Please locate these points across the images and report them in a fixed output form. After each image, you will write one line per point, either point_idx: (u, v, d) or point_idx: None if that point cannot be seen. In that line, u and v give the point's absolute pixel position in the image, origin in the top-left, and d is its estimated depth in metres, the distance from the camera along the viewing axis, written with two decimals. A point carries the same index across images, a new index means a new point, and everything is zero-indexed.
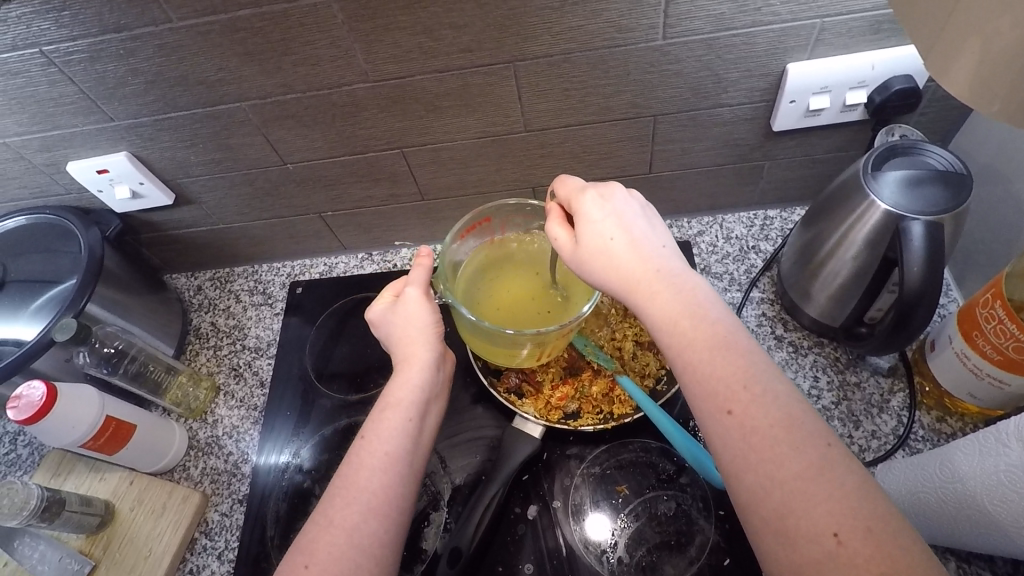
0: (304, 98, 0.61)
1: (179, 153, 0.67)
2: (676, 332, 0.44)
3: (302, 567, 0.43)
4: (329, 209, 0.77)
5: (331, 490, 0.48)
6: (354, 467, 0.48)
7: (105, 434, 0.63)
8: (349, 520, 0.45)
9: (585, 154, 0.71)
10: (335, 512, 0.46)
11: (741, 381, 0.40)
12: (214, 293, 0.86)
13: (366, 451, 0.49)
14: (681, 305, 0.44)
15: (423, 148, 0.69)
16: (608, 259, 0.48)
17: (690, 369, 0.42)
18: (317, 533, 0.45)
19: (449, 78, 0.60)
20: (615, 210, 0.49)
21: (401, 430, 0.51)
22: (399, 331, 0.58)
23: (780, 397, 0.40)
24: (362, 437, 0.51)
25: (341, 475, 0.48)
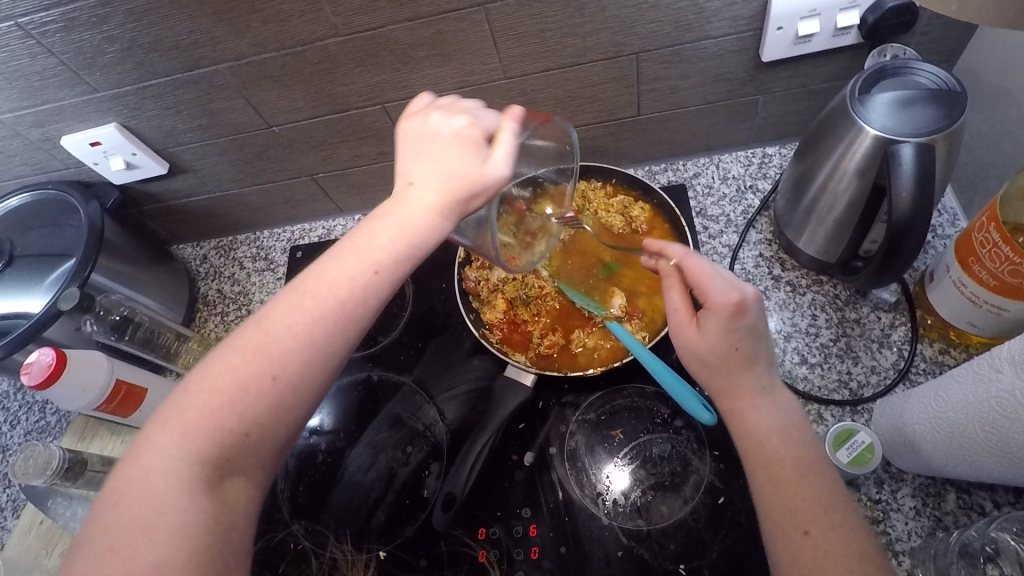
0: (279, 57, 0.61)
1: (167, 122, 0.68)
2: (765, 450, 0.44)
3: (268, 379, 0.42)
4: (320, 170, 0.78)
5: (319, 305, 0.44)
6: (350, 294, 0.44)
7: (117, 398, 0.67)
8: (329, 346, 0.43)
9: (570, 99, 0.69)
10: (319, 336, 0.43)
11: (822, 507, 0.41)
12: (218, 261, 0.88)
13: (366, 287, 0.45)
14: (777, 430, 0.45)
15: (405, 102, 0.68)
16: (727, 364, 0.47)
17: (777, 486, 0.43)
18: (291, 351, 0.43)
19: (421, 27, 0.59)
20: (752, 319, 0.47)
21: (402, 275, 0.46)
22: (450, 173, 0.46)
23: (852, 527, 0.41)
24: (367, 266, 0.45)
25: (337, 294, 0.44)
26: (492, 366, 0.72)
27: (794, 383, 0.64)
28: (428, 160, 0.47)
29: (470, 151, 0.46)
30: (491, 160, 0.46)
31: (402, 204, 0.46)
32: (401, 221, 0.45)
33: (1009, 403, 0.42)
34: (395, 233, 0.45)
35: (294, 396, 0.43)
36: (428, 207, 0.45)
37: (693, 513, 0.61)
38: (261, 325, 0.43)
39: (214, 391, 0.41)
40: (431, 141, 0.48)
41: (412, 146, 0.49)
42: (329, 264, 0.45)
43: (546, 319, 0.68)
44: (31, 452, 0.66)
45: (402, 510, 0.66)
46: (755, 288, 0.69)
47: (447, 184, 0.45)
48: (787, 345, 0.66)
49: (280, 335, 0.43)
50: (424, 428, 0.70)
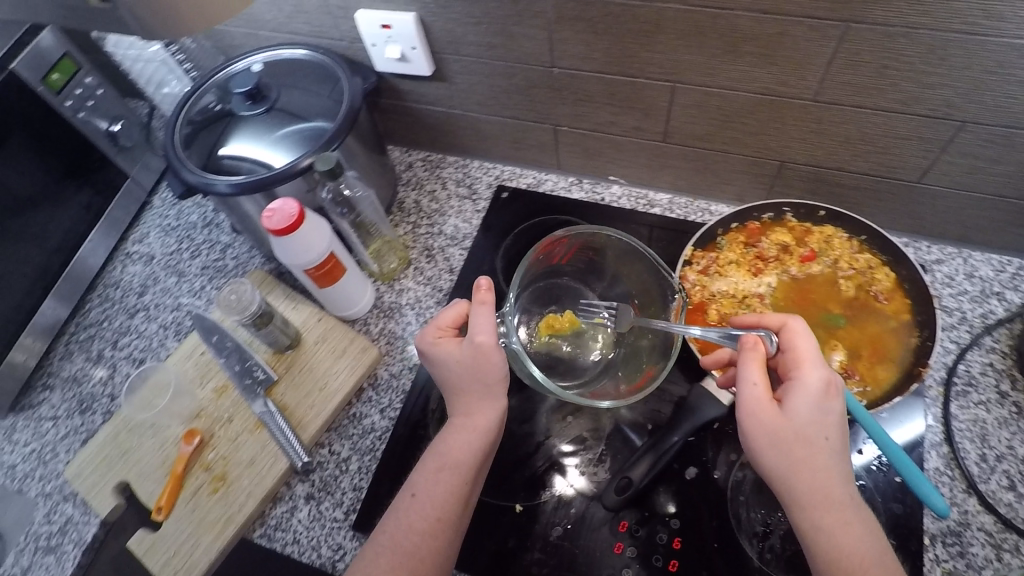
0: (610, 5, 0.60)
1: (460, 29, 0.68)
2: (848, 566, 0.44)
3: (412, 496, 0.56)
4: (566, 124, 0.77)
5: (434, 452, 0.58)
6: (458, 442, 0.58)
7: (325, 268, 0.69)
8: (458, 478, 0.56)
9: (859, 144, 0.66)
10: (446, 468, 0.57)
11: None
12: (423, 173, 0.89)
13: (464, 430, 0.58)
14: (858, 545, 0.45)
15: (697, 89, 0.66)
16: (809, 457, 0.47)
17: None
18: (438, 514, 0.55)
19: (769, 23, 0.56)
20: (830, 411, 0.48)
21: (492, 423, 0.59)
22: (485, 380, 0.58)
23: None
24: (461, 462, 0.57)
25: (447, 440, 0.58)
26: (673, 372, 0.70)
27: (996, 504, 0.60)
28: (464, 370, 0.59)
29: (451, 351, 0.59)
30: (480, 342, 0.58)
31: (465, 410, 0.59)
32: (479, 418, 0.59)
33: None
34: (479, 421, 0.58)
35: (442, 520, 0.55)
36: (486, 387, 0.59)
37: None
38: (409, 490, 0.57)
39: (417, 516, 0.55)
40: (432, 347, 0.60)
41: (440, 351, 0.60)
42: (434, 462, 0.57)
43: None
44: (238, 289, 0.73)
45: (548, 475, 0.66)
46: (975, 395, 0.66)
47: (482, 379, 0.58)
48: (996, 464, 0.62)
49: (421, 478, 0.57)
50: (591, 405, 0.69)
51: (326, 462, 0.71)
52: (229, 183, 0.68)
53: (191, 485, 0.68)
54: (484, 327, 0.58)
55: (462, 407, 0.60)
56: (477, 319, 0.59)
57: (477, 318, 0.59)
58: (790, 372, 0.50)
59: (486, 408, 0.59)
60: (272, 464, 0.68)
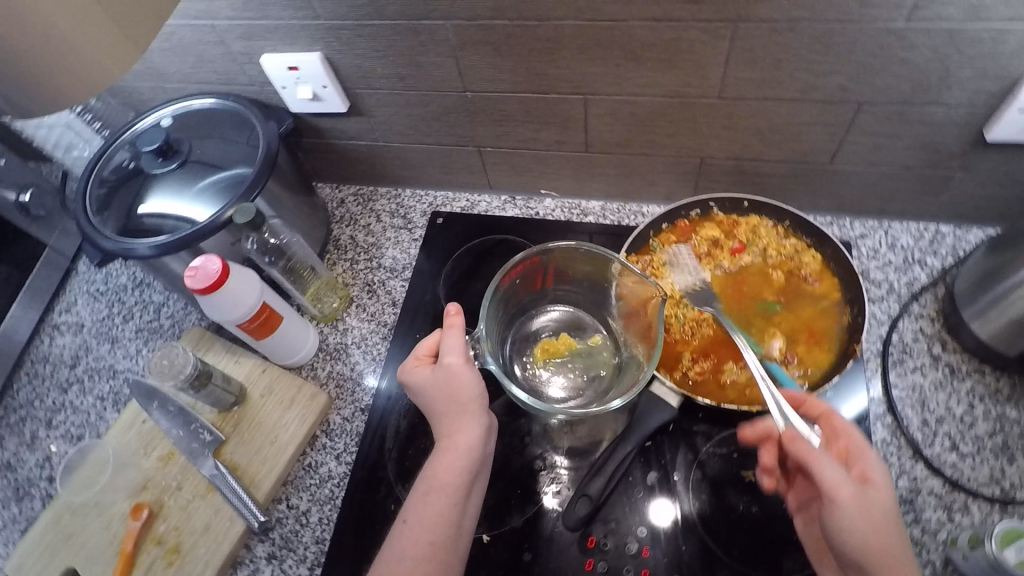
0: (509, 27, 0.60)
1: (368, 63, 0.68)
2: None
3: (404, 524, 0.55)
4: (490, 144, 0.77)
5: (422, 480, 0.56)
6: (446, 466, 0.56)
7: (259, 320, 0.67)
8: (450, 502, 0.55)
9: (770, 134, 0.68)
10: (434, 495, 0.55)
11: None
12: (355, 208, 0.88)
13: (449, 451, 0.57)
14: None
15: (608, 99, 0.67)
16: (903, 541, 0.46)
17: None
18: (431, 543, 0.53)
19: (664, 29, 0.58)
20: None
21: (476, 438, 0.57)
22: (463, 399, 0.57)
23: None
24: (449, 483, 0.55)
25: (433, 465, 0.57)
26: None
27: (941, 467, 0.62)
28: (444, 392, 0.58)
29: (427, 378, 0.59)
30: (450, 361, 0.58)
31: (450, 433, 0.58)
32: (465, 437, 0.57)
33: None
34: (463, 441, 0.57)
35: (437, 548, 0.54)
36: (466, 408, 0.57)
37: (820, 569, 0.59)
38: (402, 522, 0.55)
39: (412, 549, 0.53)
40: (411, 375, 0.61)
41: (418, 377, 0.60)
42: (424, 489, 0.56)
43: (697, 342, 0.66)
44: (171, 354, 0.70)
45: (511, 501, 0.65)
46: (910, 361, 0.68)
47: (459, 398, 0.57)
48: (938, 427, 0.64)
49: (411, 510, 0.55)
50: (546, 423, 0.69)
51: (285, 517, 0.69)
52: (149, 244, 0.65)
53: (144, 562, 0.65)
54: (452, 345, 0.59)
55: (448, 429, 0.58)
56: (448, 340, 0.60)
57: (447, 339, 0.60)
58: (846, 456, 0.51)
59: (470, 427, 0.57)
60: (227, 529, 0.66)
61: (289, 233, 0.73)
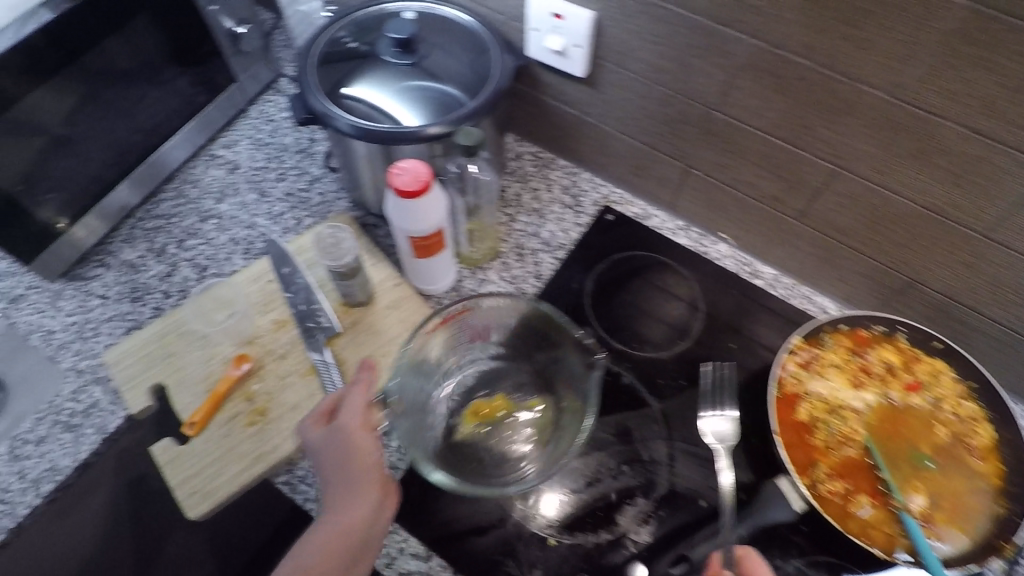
0: (810, 71, 0.56)
1: (636, 42, 0.64)
2: None
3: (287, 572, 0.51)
4: (701, 168, 0.73)
5: (318, 528, 0.53)
6: (349, 523, 0.53)
7: (428, 241, 0.66)
8: (335, 562, 0.51)
9: (1005, 289, 0.62)
10: (326, 546, 0.52)
11: None
12: (531, 168, 0.85)
13: (335, 515, 0.54)
14: None
15: (859, 181, 0.62)
16: None
17: None
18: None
19: (973, 143, 0.53)
20: None
21: (371, 501, 0.54)
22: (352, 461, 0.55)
23: None
24: (349, 542, 0.52)
25: (338, 513, 0.54)
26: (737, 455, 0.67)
27: None
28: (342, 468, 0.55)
29: (320, 438, 0.56)
30: (349, 431, 0.55)
31: (337, 480, 0.55)
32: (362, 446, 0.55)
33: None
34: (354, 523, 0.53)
35: None
36: (365, 464, 0.55)
37: None
38: (292, 561, 0.52)
39: None
40: (312, 436, 0.57)
41: (353, 410, 0.57)
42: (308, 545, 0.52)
43: (838, 457, 0.62)
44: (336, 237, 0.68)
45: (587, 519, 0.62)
46: None
47: (343, 489, 0.55)
48: None
49: (304, 551, 0.52)
50: (648, 461, 0.66)
51: None
52: (352, 123, 0.65)
53: (228, 409, 0.65)
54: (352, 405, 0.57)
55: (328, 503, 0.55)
56: (350, 399, 0.57)
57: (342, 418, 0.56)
58: None
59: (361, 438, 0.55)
60: None
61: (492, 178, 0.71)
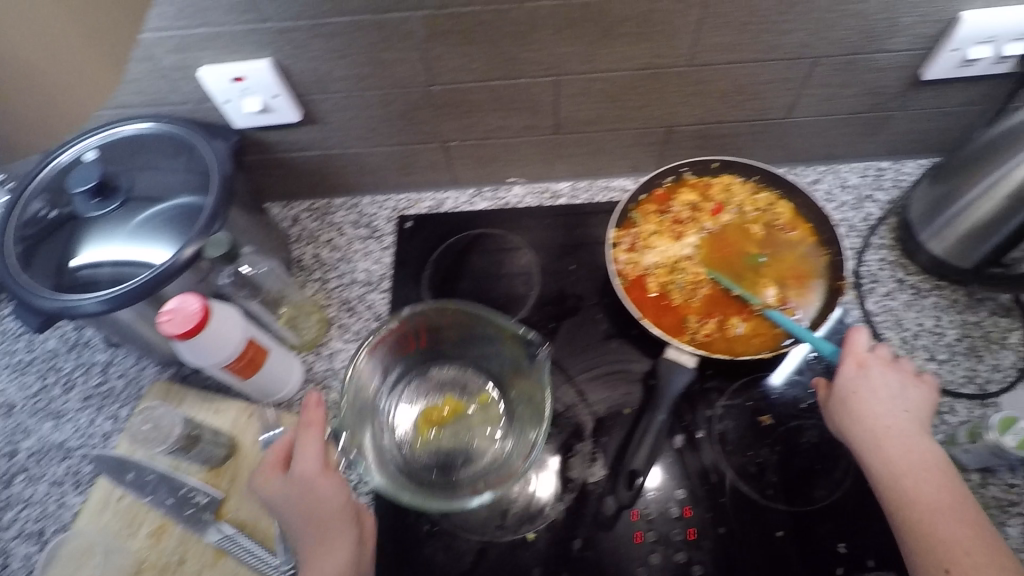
0: (481, 13, 0.58)
1: (324, 66, 0.63)
2: (878, 432, 0.56)
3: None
4: (455, 139, 0.74)
5: None
6: None
7: (245, 358, 0.62)
8: None
9: (733, 95, 0.70)
10: None
11: (938, 476, 0.53)
12: (313, 224, 0.81)
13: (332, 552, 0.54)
14: (899, 446, 0.55)
15: (580, 78, 0.66)
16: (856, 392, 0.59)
17: (884, 447, 0.55)
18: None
19: (636, 3, 0.58)
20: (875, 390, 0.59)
21: (332, 480, 0.55)
22: (876, 431, 0.56)
23: (938, 475, 0.53)
24: None
25: None
26: (632, 351, 0.71)
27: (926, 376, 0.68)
28: (862, 439, 0.57)
29: (283, 485, 0.54)
30: (852, 394, 0.59)
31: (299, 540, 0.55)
32: (882, 409, 0.57)
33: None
34: (890, 473, 0.54)
35: None
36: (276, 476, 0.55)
37: (848, 496, 0.63)
38: None
39: None
40: (270, 485, 0.55)
41: (311, 461, 0.55)
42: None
43: (700, 303, 0.68)
44: (147, 412, 0.68)
45: (547, 491, 0.64)
46: (880, 288, 0.73)
47: (870, 431, 0.56)
48: (916, 342, 0.70)
49: None
50: (565, 409, 0.68)
51: None
52: (97, 300, 0.57)
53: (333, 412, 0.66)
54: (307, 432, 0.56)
55: (861, 405, 0.58)
56: (303, 432, 0.56)
57: (877, 361, 0.61)
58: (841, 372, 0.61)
59: (887, 404, 0.58)
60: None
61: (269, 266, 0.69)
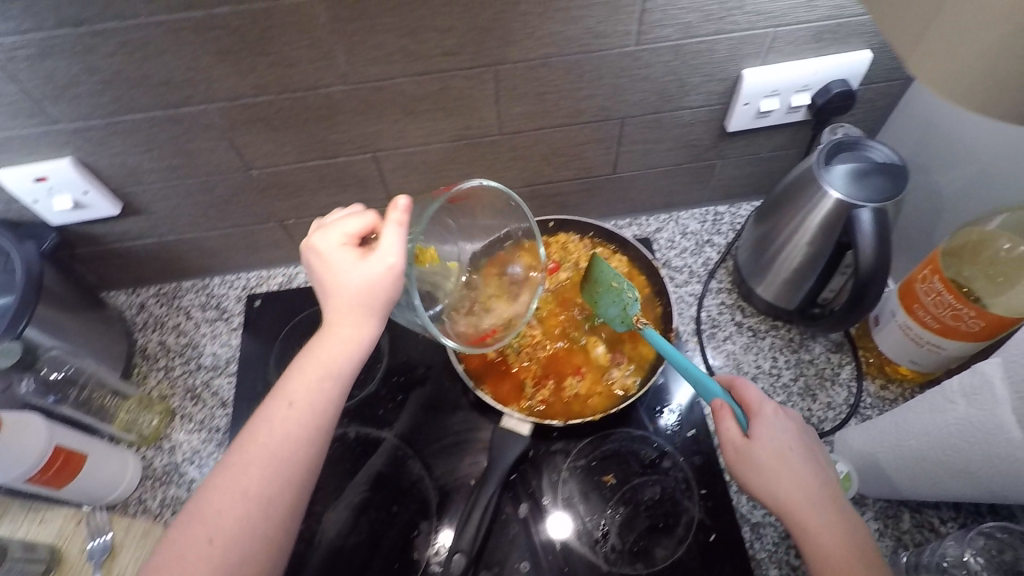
0: (277, 101, 0.59)
1: (131, 159, 0.63)
2: (807, 492, 0.52)
3: (239, 463, 0.53)
4: (291, 217, 0.75)
5: (212, 485, 0.53)
6: (244, 479, 0.52)
7: (54, 467, 0.58)
8: (275, 480, 0.52)
9: (554, 156, 0.73)
10: (240, 484, 0.52)
11: (856, 537, 0.50)
12: (160, 310, 0.80)
13: (283, 404, 0.54)
14: (821, 507, 0.51)
15: (396, 152, 0.68)
16: (783, 451, 0.54)
17: (799, 505, 0.52)
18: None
19: (428, 81, 0.60)
20: (789, 438, 0.55)
21: (348, 361, 0.56)
22: (794, 490, 0.52)
23: (849, 529, 0.50)
24: (279, 447, 0.53)
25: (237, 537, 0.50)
26: (479, 419, 0.72)
27: None
28: (784, 498, 0.52)
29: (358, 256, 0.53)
30: (781, 453, 0.54)
31: (247, 456, 0.53)
32: (794, 482, 0.53)
33: (992, 422, 0.50)
34: (815, 539, 0.50)
35: (265, 528, 0.51)
36: (350, 310, 0.54)
37: (688, 552, 0.64)
38: (219, 478, 0.53)
39: (236, 486, 0.52)
40: (344, 259, 0.54)
41: (382, 291, 0.52)
42: (250, 441, 0.53)
43: (537, 368, 0.70)
44: None
45: None
46: (720, 332, 0.75)
47: (789, 494, 0.52)
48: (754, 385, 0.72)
49: (249, 459, 0.53)
50: (412, 486, 0.68)
51: None
52: None
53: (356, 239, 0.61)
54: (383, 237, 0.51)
55: (768, 484, 0.53)
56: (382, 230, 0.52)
57: (762, 418, 0.56)
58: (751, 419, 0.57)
59: (798, 470, 0.53)
60: None
61: (87, 363, 0.69)
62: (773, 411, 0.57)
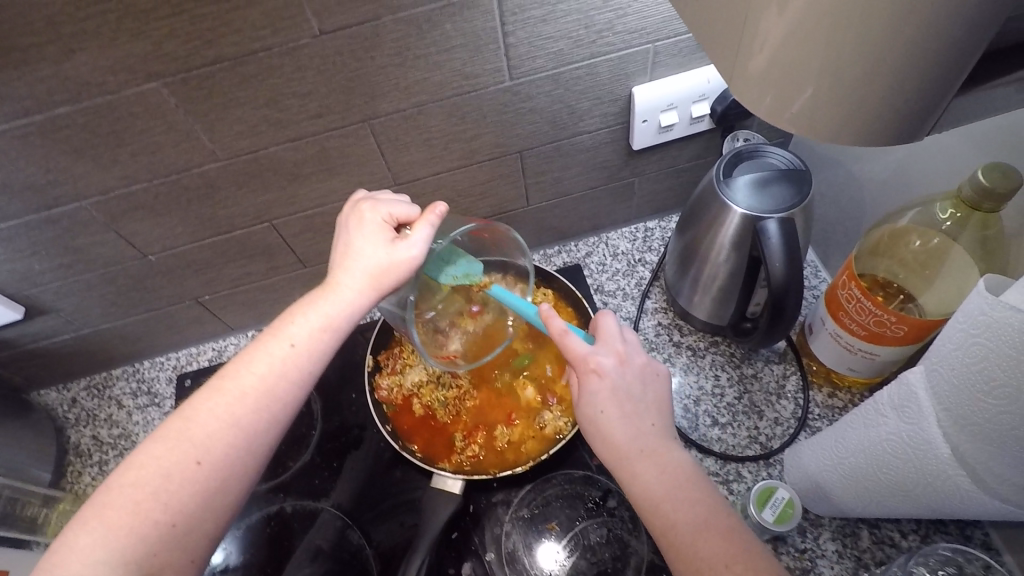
0: (151, 187, 0.58)
1: (19, 264, 0.61)
2: (634, 446, 0.48)
3: (213, 400, 0.48)
4: (205, 293, 0.73)
5: (171, 423, 0.47)
6: (213, 417, 0.47)
7: None
8: (253, 426, 0.48)
9: (461, 197, 0.71)
10: (204, 427, 0.47)
11: (684, 485, 0.45)
12: (91, 403, 0.78)
13: (278, 349, 0.50)
14: (658, 461, 0.47)
15: (294, 217, 0.66)
16: (614, 404, 0.49)
17: (626, 460, 0.48)
18: (209, 519, 0.45)
19: (304, 146, 0.58)
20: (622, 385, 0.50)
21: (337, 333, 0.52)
22: (625, 445, 0.48)
23: (678, 473, 0.46)
24: (267, 392, 0.48)
25: (188, 487, 0.45)
26: (418, 478, 0.69)
27: (710, 445, 0.66)
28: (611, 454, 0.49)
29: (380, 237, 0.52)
30: (602, 414, 0.49)
31: (222, 399, 0.48)
32: (654, 471, 0.46)
33: (920, 437, 0.44)
34: (640, 494, 0.46)
35: (222, 483, 0.46)
36: (352, 285, 0.51)
37: None
38: (184, 415, 0.48)
39: (203, 428, 0.47)
40: (368, 244, 0.52)
41: (393, 276, 0.52)
42: (244, 366, 0.49)
43: (467, 421, 0.69)
44: None
45: None
46: (659, 355, 0.72)
47: (620, 451, 0.48)
48: (698, 408, 0.68)
49: (201, 420, 0.47)
50: (352, 557, 0.65)
51: None
52: None
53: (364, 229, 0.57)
54: (416, 234, 0.52)
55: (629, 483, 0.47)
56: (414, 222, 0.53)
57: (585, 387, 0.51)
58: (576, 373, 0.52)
59: (662, 457, 0.47)
60: None
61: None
62: (606, 355, 0.52)
